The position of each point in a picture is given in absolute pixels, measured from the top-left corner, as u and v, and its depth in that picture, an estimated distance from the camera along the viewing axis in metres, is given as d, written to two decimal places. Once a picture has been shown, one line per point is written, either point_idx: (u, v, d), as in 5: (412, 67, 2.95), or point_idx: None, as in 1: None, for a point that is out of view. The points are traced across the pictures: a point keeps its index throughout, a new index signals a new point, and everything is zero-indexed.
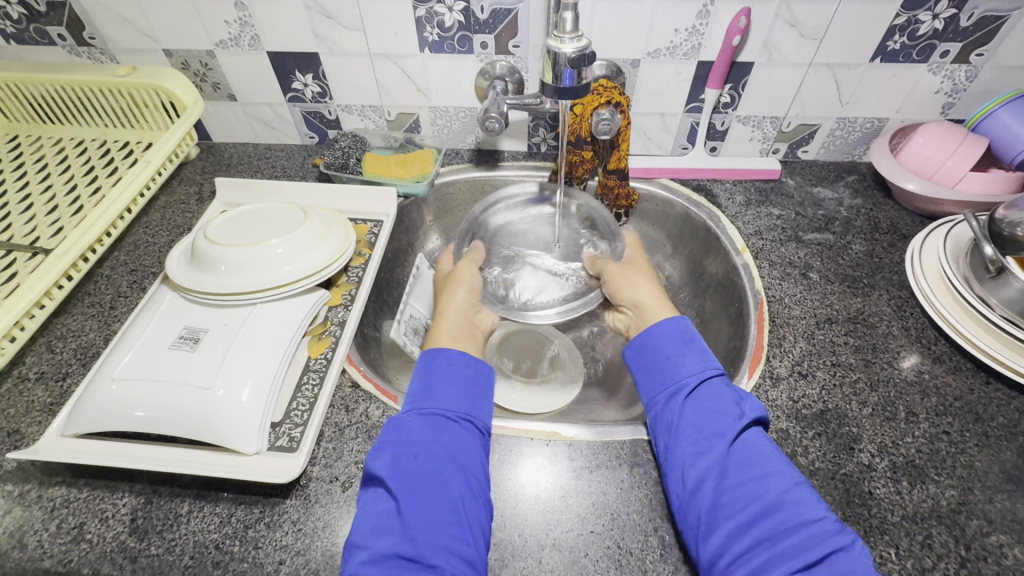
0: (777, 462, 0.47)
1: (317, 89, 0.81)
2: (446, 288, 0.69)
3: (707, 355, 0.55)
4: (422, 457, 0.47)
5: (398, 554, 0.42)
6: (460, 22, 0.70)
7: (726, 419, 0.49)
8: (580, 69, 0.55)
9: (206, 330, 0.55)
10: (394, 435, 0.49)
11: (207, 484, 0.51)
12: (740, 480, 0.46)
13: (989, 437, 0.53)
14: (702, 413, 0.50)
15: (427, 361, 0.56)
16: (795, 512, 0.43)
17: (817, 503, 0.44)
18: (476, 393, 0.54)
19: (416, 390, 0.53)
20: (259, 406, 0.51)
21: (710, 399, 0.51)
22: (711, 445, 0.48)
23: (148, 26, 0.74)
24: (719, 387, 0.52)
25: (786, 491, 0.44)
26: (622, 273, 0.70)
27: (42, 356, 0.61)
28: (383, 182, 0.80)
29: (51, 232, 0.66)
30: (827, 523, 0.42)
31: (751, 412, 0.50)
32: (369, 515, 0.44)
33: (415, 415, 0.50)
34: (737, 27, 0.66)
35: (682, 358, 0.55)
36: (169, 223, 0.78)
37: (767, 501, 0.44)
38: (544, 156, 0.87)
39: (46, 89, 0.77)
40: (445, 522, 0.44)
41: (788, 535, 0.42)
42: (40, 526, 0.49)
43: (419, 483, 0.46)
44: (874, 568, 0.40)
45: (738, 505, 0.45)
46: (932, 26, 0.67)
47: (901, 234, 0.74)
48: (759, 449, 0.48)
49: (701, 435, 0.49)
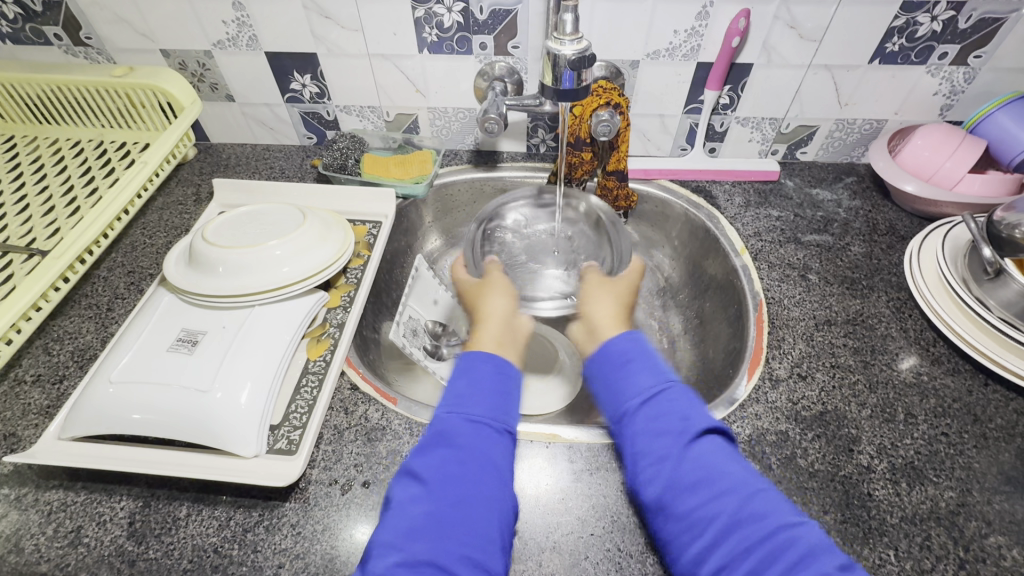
0: (732, 468, 0.44)
1: (315, 90, 0.80)
2: (482, 294, 0.64)
3: (654, 363, 0.51)
4: (468, 464, 0.45)
5: (431, 563, 0.40)
6: (459, 23, 0.70)
7: (672, 435, 0.45)
8: (579, 71, 0.55)
9: (204, 332, 0.55)
10: (440, 437, 0.47)
11: (205, 487, 0.51)
12: (698, 496, 0.42)
13: (987, 439, 0.53)
14: (653, 431, 0.46)
15: (468, 363, 0.52)
16: (760, 525, 0.40)
17: (791, 510, 0.42)
18: (510, 399, 0.50)
19: (457, 393, 0.50)
20: (258, 408, 0.51)
21: (660, 414, 0.47)
22: (659, 464, 0.45)
23: (145, 26, 0.74)
24: (670, 402, 0.48)
25: (742, 506, 0.41)
26: (597, 287, 0.65)
27: (39, 358, 0.60)
28: (382, 183, 0.79)
29: (47, 234, 0.66)
30: (791, 526, 0.40)
31: (700, 423, 0.46)
32: (404, 517, 0.43)
33: (461, 420, 0.48)
34: (736, 28, 0.67)
35: (633, 371, 0.50)
36: (166, 224, 0.77)
37: (729, 515, 0.41)
38: (543, 157, 0.87)
39: (42, 89, 0.77)
40: (480, 531, 0.42)
41: (755, 549, 0.39)
42: (37, 530, 0.48)
43: (459, 491, 0.44)
44: (843, 566, 0.38)
45: (698, 526, 0.41)
46: (930, 28, 0.67)
47: (900, 236, 0.74)
48: (713, 461, 0.44)
49: (651, 455, 0.45)
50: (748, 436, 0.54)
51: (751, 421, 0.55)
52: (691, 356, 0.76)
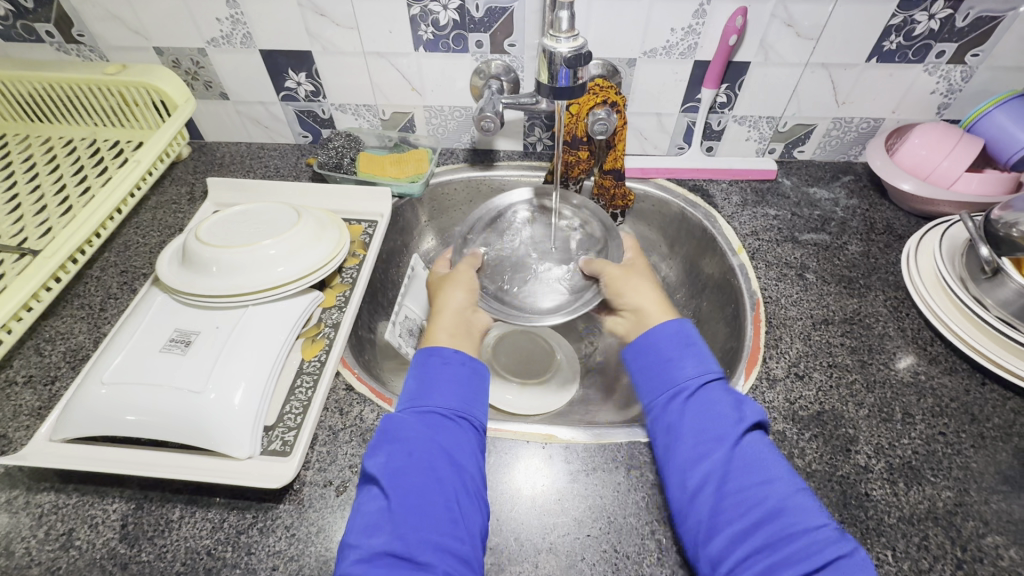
0: (777, 466, 0.46)
1: (310, 88, 0.80)
2: (440, 289, 0.66)
3: (707, 358, 0.53)
4: (418, 455, 0.46)
5: (389, 553, 0.41)
6: (455, 21, 0.69)
7: (727, 422, 0.48)
8: (575, 69, 0.54)
9: (197, 333, 0.54)
10: (387, 434, 0.47)
11: (198, 489, 0.50)
12: (743, 483, 0.45)
13: (984, 438, 0.53)
14: (704, 417, 0.49)
15: (423, 361, 0.54)
16: (796, 518, 0.42)
17: (818, 509, 0.43)
18: (473, 392, 0.52)
19: (409, 391, 0.52)
20: (252, 409, 0.50)
21: (710, 402, 0.50)
22: (713, 447, 0.47)
23: (138, 23, 0.73)
24: (720, 393, 0.50)
25: (784, 496, 0.43)
26: (623, 277, 0.66)
27: (30, 359, 0.60)
28: (378, 181, 0.79)
29: (39, 233, 0.65)
30: (825, 530, 0.41)
31: (753, 415, 0.49)
32: (361, 514, 0.43)
33: (413, 414, 0.49)
34: (733, 26, 0.66)
35: (685, 360, 0.53)
36: (160, 224, 0.77)
37: (769, 506, 0.43)
38: (540, 156, 0.87)
39: (34, 87, 0.76)
40: (437, 517, 0.43)
41: (790, 541, 0.41)
42: (27, 533, 0.48)
43: (416, 483, 0.44)
44: (869, 566, 0.40)
45: (735, 513, 0.43)
46: (927, 26, 0.67)
47: (897, 235, 0.74)
48: (761, 454, 0.46)
49: (699, 439, 0.48)
50: None
51: None
52: None
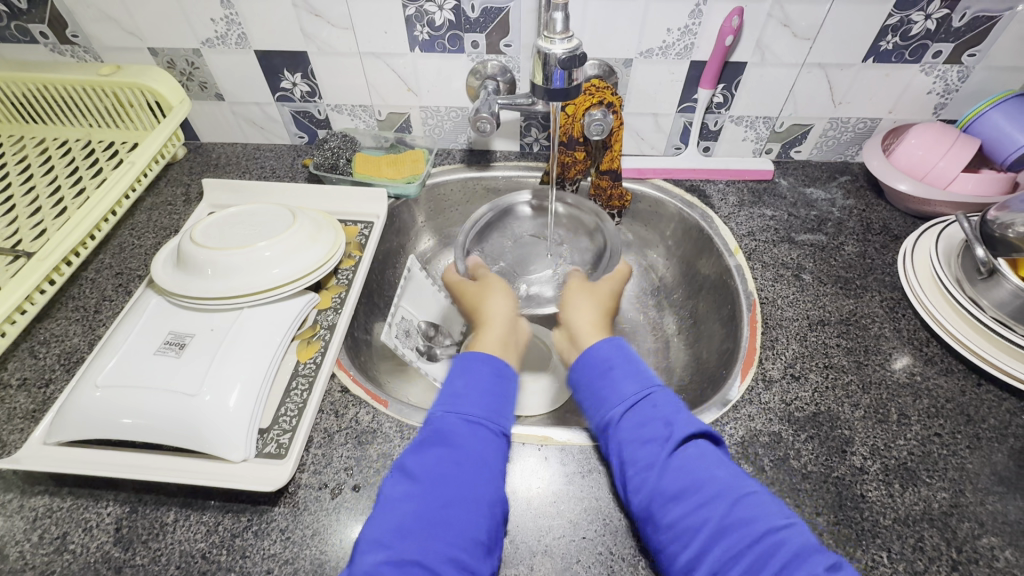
0: (716, 476, 0.43)
1: (306, 88, 0.80)
2: (486, 295, 0.64)
3: (628, 371, 0.50)
4: (463, 464, 0.45)
5: (417, 562, 0.40)
6: (450, 21, 0.69)
7: (656, 444, 0.45)
8: (570, 70, 0.54)
9: (192, 335, 0.54)
10: (437, 436, 0.47)
11: (193, 492, 0.50)
12: (686, 507, 0.42)
13: (980, 439, 0.53)
14: (635, 441, 0.46)
15: (466, 363, 0.53)
16: (748, 530, 0.40)
17: (769, 513, 0.41)
18: (504, 401, 0.51)
19: (453, 391, 0.50)
20: (247, 411, 0.50)
21: (642, 420, 0.47)
22: (646, 472, 0.45)
23: (132, 24, 0.73)
24: (647, 410, 0.48)
25: (728, 513, 0.41)
26: (576, 292, 0.64)
27: (25, 362, 0.60)
28: (374, 182, 0.79)
29: (33, 235, 0.65)
30: (772, 533, 0.39)
31: (683, 430, 0.46)
32: (392, 515, 0.42)
33: (459, 419, 0.48)
34: (729, 26, 0.66)
35: (614, 377, 0.50)
36: (155, 225, 0.76)
37: (715, 525, 0.41)
38: (536, 156, 0.87)
39: (28, 88, 0.76)
40: (470, 533, 0.42)
41: (740, 556, 0.39)
42: (21, 537, 0.48)
43: (453, 491, 0.44)
44: (832, 566, 0.38)
45: (688, 534, 0.41)
46: (924, 26, 0.67)
47: (893, 235, 0.74)
48: (698, 469, 0.44)
49: (636, 464, 0.45)
50: (741, 438, 0.54)
51: (744, 422, 0.55)
52: (685, 356, 0.76)
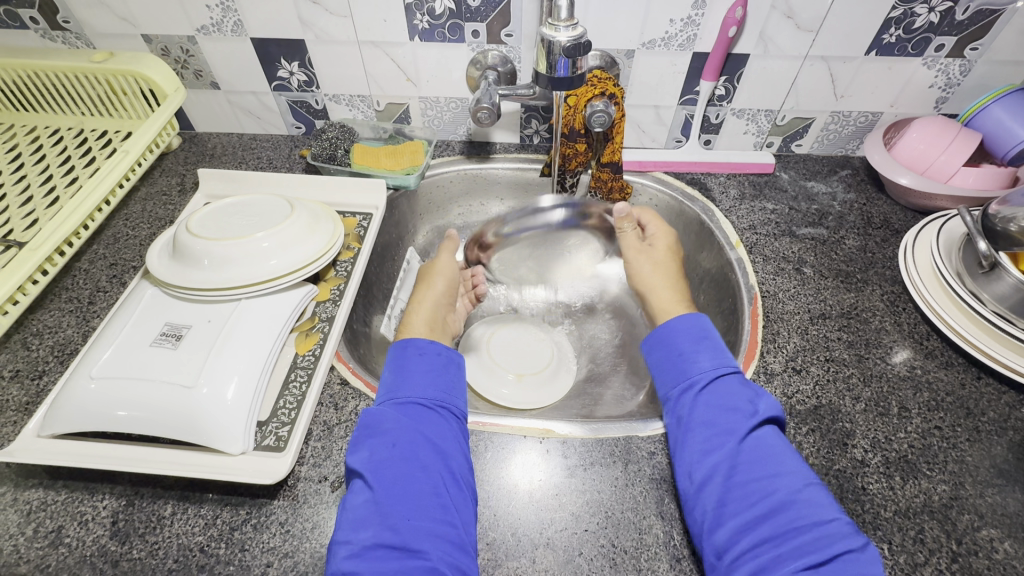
0: (788, 460, 0.47)
1: (303, 78, 0.78)
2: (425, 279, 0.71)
3: (720, 353, 0.55)
4: (400, 445, 0.47)
5: (380, 545, 0.41)
6: (451, 10, 0.68)
7: (739, 416, 0.49)
8: (575, 59, 0.53)
9: (189, 326, 0.53)
10: (369, 429, 0.48)
11: (191, 485, 0.50)
12: (756, 477, 0.45)
13: (980, 432, 0.53)
14: (716, 411, 0.50)
15: (396, 353, 0.55)
16: (810, 512, 0.43)
17: (830, 503, 0.44)
18: (445, 378, 0.54)
19: (386, 384, 0.53)
20: (245, 404, 0.49)
21: (725, 395, 0.51)
22: (725, 437, 0.48)
23: (126, 10, 0.72)
24: (733, 385, 0.52)
25: (794, 495, 0.44)
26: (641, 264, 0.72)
27: (17, 354, 0.59)
28: (373, 174, 0.78)
29: (25, 225, 0.64)
30: (839, 524, 0.42)
31: (768, 410, 0.49)
32: (348, 510, 0.43)
33: (390, 406, 0.50)
34: (733, 17, 0.65)
35: (695, 355, 0.55)
36: (150, 215, 0.75)
37: (778, 499, 0.44)
38: (536, 149, 0.86)
39: (19, 74, 0.74)
40: (426, 505, 0.44)
41: (800, 533, 0.42)
42: (15, 531, 0.47)
43: (398, 471, 0.45)
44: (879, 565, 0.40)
45: (751, 503, 0.44)
46: (927, 19, 0.67)
47: (894, 229, 0.74)
48: (773, 447, 0.47)
49: (711, 432, 0.49)
50: None
51: None
52: None
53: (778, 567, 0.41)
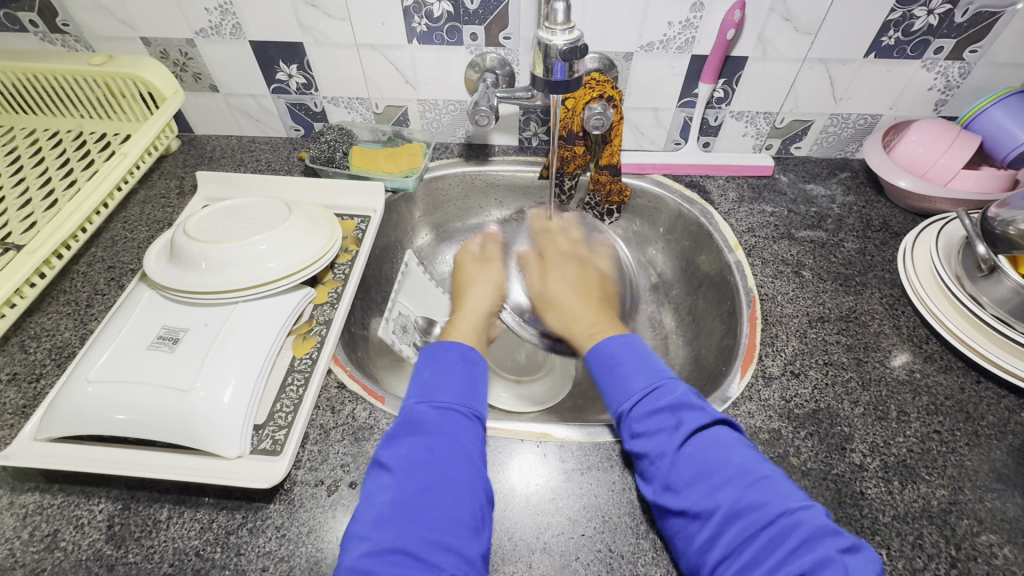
0: (725, 464, 0.45)
1: (302, 80, 0.78)
2: (475, 282, 0.68)
3: (647, 365, 0.54)
4: (436, 449, 0.46)
5: (399, 550, 0.40)
6: (449, 13, 0.68)
7: (664, 436, 0.48)
8: (571, 62, 0.53)
9: (185, 329, 0.53)
10: (409, 427, 0.48)
11: (187, 489, 0.49)
12: (699, 493, 0.44)
13: (979, 437, 0.53)
14: (646, 436, 0.49)
15: (436, 354, 0.55)
16: (759, 514, 0.42)
17: (778, 497, 0.42)
18: (479, 386, 0.53)
19: (424, 382, 0.52)
20: (242, 407, 0.49)
21: (650, 417, 0.49)
22: (659, 462, 0.47)
23: (125, 13, 0.72)
24: (655, 404, 0.50)
25: (740, 499, 0.43)
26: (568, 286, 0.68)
27: (15, 357, 0.59)
28: (371, 176, 0.78)
29: (24, 228, 0.64)
30: (787, 518, 0.41)
31: (694, 418, 0.48)
32: (372, 506, 0.43)
33: (431, 408, 0.50)
34: (731, 20, 0.65)
35: (624, 374, 0.54)
36: (148, 218, 0.75)
37: (724, 512, 0.43)
38: (535, 151, 0.86)
39: (18, 77, 0.74)
40: (452, 518, 0.42)
41: (754, 538, 0.41)
42: (12, 534, 0.47)
43: (430, 476, 0.45)
44: (846, 548, 0.39)
45: (702, 520, 0.43)
46: (926, 21, 0.66)
47: (893, 232, 0.74)
48: (709, 455, 0.46)
49: (649, 459, 0.48)
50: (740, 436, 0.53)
51: (744, 420, 0.55)
52: (684, 352, 0.76)
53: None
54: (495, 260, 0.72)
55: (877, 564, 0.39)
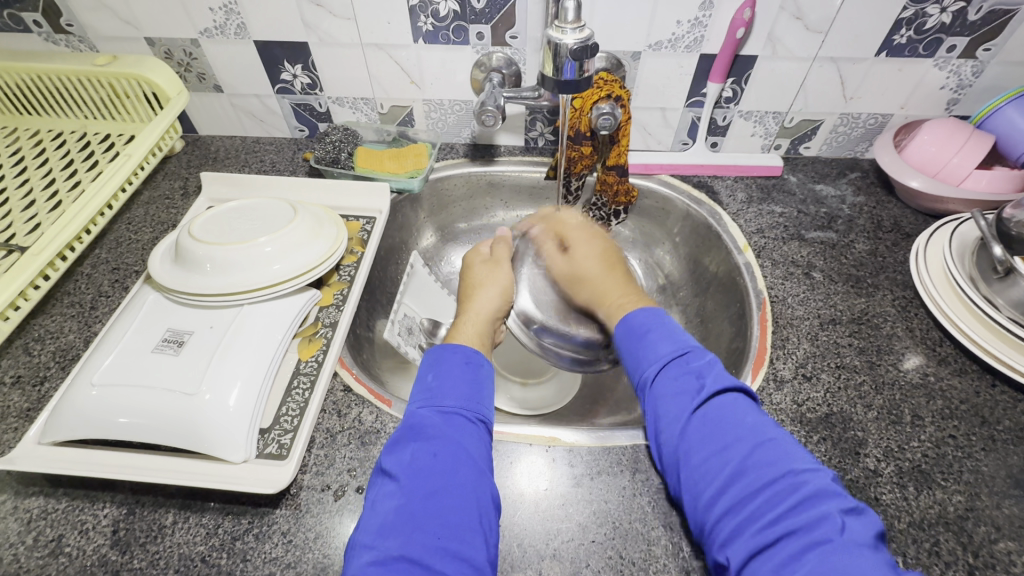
0: (738, 426, 0.45)
1: (306, 80, 0.78)
2: (480, 286, 0.67)
3: (673, 332, 0.54)
4: (441, 455, 0.45)
5: (405, 558, 0.39)
6: (455, 12, 0.68)
7: (685, 397, 0.48)
8: (581, 62, 0.53)
9: (190, 332, 0.53)
10: (412, 432, 0.47)
11: (192, 494, 0.49)
12: (706, 452, 0.44)
13: (995, 442, 0.52)
14: (666, 397, 0.49)
15: (439, 358, 0.54)
16: (765, 473, 0.42)
17: (787, 459, 0.42)
18: (484, 391, 0.52)
19: (427, 387, 0.52)
20: (247, 411, 0.49)
21: (672, 380, 0.50)
22: (675, 422, 0.47)
23: (129, 13, 0.71)
24: (679, 368, 0.50)
25: (748, 457, 0.43)
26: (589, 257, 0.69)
27: (19, 359, 0.58)
28: (375, 177, 0.77)
29: (28, 229, 0.63)
30: (793, 478, 0.41)
31: (714, 382, 0.48)
32: (377, 514, 0.42)
33: (435, 413, 0.49)
34: (741, 19, 0.65)
35: (650, 340, 0.54)
36: (152, 219, 0.75)
37: (731, 472, 0.43)
38: (542, 151, 0.86)
39: (22, 77, 0.74)
40: (458, 525, 0.42)
41: (758, 496, 0.41)
42: (16, 539, 0.46)
43: (435, 482, 0.44)
44: (849, 510, 0.39)
45: (708, 477, 0.43)
46: (939, 19, 0.65)
47: (905, 233, 0.73)
48: (724, 417, 0.46)
49: (665, 420, 0.48)
50: None
51: None
52: None
53: (743, 533, 0.40)
54: (504, 262, 0.71)
55: (881, 532, 0.39)
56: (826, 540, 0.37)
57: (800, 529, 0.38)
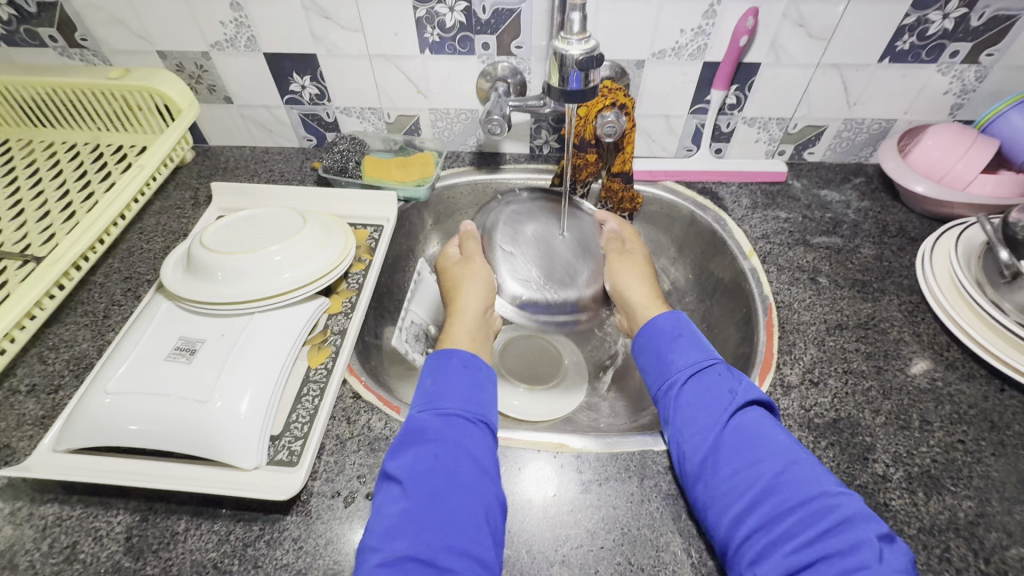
0: (769, 444, 0.46)
1: (315, 91, 0.79)
2: (460, 284, 0.68)
3: (701, 346, 0.55)
4: (442, 458, 0.46)
5: (412, 561, 0.40)
6: (461, 23, 0.69)
7: (717, 408, 0.49)
8: (587, 72, 0.53)
9: (202, 340, 0.53)
10: (412, 436, 0.48)
11: (204, 501, 0.49)
12: (736, 465, 0.45)
13: (1005, 447, 0.52)
14: (698, 405, 0.50)
15: (437, 362, 0.55)
16: (796, 492, 0.42)
17: (819, 479, 0.43)
18: (483, 392, 0.53)
19: (427, 391, 0.52)
20: (258, 418, 0.49)
21: (704, 390, 0.51)
22: (704, 433, 0.48)
23: (141, 27, 0.73)
24: (711, 379, 0.52)
25: (781, 474, 0.44)
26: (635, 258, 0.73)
27: (33, 368, 0.59)
28: (383, 185, 0.78)
29: (42, 240, 0.65)
30: (828, 499, 0.41)
31: (747, 395, 0.49)
32: (382, 518, 0.43)
33: (434, 416, 0.49)
34: (744, 27, 0.65)
35: (683, 348, 0.56)
36: (164, 229, 0.76)
37: (761, 488, 0.43)
38: (547, 158, 0.86)
39: (38, 91, 0.75)
40: (464, 524, 0.42)
41: (791, 514, 0.41)
42: (31, 546, 0.47)
43: (439, 483, 0.44)
44: (884, 537, 0.39)
45: (735, 491, 0.44)
46: (942, 26, 0.66)
47: (910, 238, 0.73)
48: (755, 432, 0.47)
49: (693, 429, 0.49)
50: None
51: None
52: None
53: (773, 552, 0.40)
54: (477, 256, 0.72)
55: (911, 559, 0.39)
56: (860, 566, 0.37)
57: (833, 552, 0.39)
